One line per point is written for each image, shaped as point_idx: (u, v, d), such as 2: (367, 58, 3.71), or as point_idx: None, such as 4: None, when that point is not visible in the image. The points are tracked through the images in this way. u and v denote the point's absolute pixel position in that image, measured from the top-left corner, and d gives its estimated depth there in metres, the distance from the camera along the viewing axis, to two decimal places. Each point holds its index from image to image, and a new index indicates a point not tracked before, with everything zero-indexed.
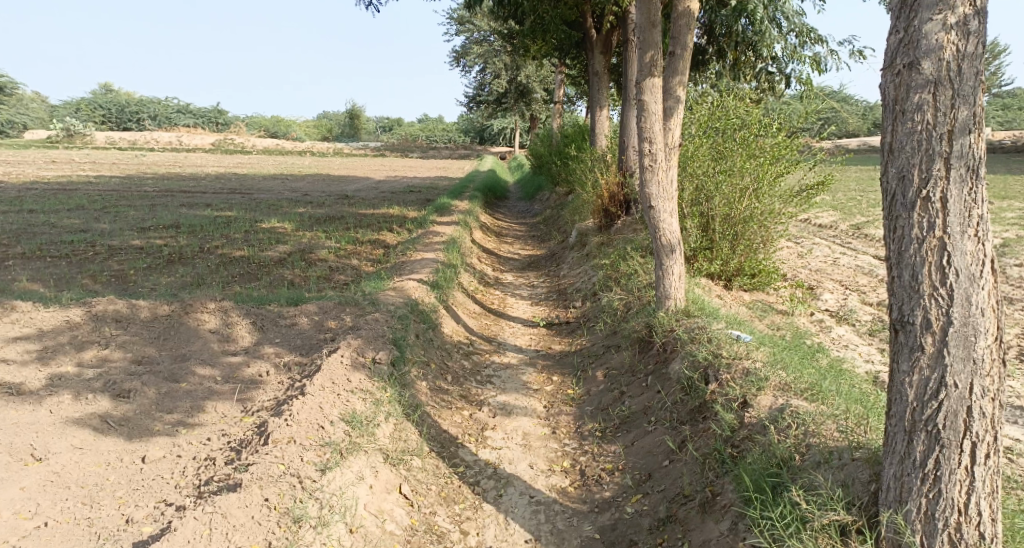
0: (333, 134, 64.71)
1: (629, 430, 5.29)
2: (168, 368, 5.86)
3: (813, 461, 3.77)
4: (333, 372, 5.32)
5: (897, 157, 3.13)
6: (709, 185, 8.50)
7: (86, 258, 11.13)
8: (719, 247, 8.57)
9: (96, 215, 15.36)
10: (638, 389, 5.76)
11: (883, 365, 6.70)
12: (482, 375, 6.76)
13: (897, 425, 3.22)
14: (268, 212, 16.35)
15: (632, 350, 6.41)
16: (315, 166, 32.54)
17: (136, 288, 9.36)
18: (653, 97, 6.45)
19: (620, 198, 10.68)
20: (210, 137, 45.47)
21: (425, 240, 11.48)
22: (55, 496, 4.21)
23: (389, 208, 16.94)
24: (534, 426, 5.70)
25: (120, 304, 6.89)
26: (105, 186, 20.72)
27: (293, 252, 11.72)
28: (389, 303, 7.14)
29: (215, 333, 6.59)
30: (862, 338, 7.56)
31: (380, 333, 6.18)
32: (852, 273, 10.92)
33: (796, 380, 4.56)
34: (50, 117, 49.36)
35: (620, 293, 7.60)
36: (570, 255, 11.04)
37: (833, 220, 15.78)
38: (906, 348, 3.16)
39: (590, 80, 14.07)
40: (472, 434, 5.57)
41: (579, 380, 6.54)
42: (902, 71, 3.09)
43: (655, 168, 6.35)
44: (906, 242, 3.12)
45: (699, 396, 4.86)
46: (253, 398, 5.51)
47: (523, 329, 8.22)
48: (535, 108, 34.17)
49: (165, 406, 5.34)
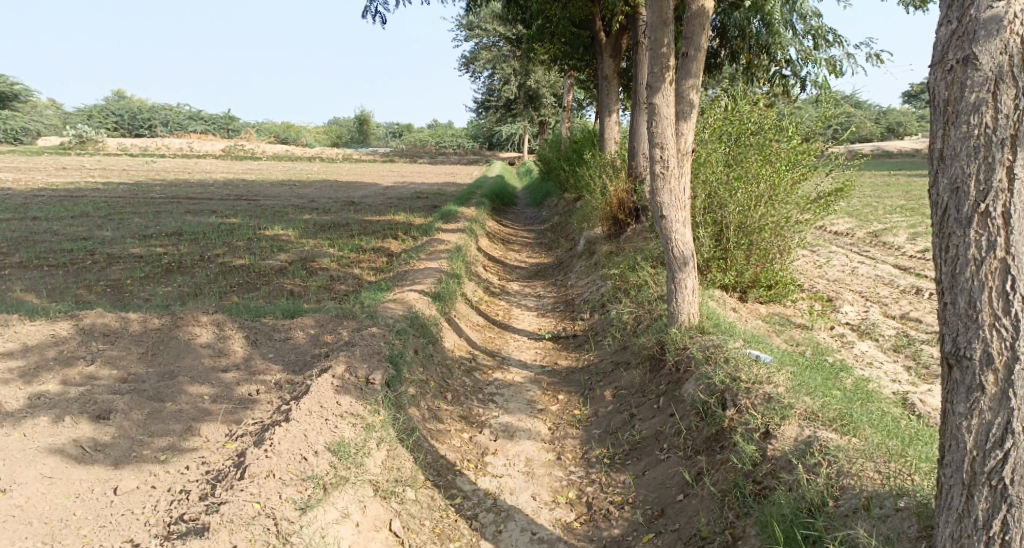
0: (343, 140, 64.69)
1: (640, 458, 4.92)
2: (153, 387, 5.52)
3: (848, 508, 3.41)
4: (322, 395, 4.99)
5: (950, 165, 2.77)
6: (723, 192, 8.10)
7: (85, 267, 10.84)
8: (734, 257, 8.15)
9: (99, 222, 15.15)
10: (649, 411, 5.39)
11: (910, 385, 6.33)
12: (484, 393, 6.41)
13: (953, 476, 2.85)
14: (273, 218, 16.10)
15: (643, 369, 6.05)
16: (323, 172, 32.37)
17: (131, 299, 9.06)
18: (664, 101, 6.03)
19: (630, 205, 10.32)
20: (221, 144, 45.45)
21: (430, 248, 11.14)
22: (15, 534, 3.94)
23: (394, 215, 16.64)
24: (538, 451, 5.35)
25: (110, 318, 6.55)
26: (111, 193, 20.49)
27: (295, 260, 11.40)
28: (387, 317, 6.80)
29: (207, 347, 6.25)
30: (886, 354, 7.20)
31: (376, 350, 5.84)
32: (870, 283, 10.53)
33: (823, 407, 4.19)
34: (62, 123, 49.47)
35: (630, 306, 7.24)
36: (578, 263, 10.68)
37: (850, 227, 15.40)
38: (962, 387, 2.79)
39: (598, 84, 13.70)
40: (471, 460, 5.23)
41: (586, 400, 6.17)
42: (955, 66, 2.73)
43: (667, 176, 5.98)
44: (961, 263, 2.76)
45: (716, 423, 4.48)
46: (241, 420, 5.17)
47: (528, 342, 7.87)
48: (544, 114, 33.92)
49: (146, 428, 5.01)
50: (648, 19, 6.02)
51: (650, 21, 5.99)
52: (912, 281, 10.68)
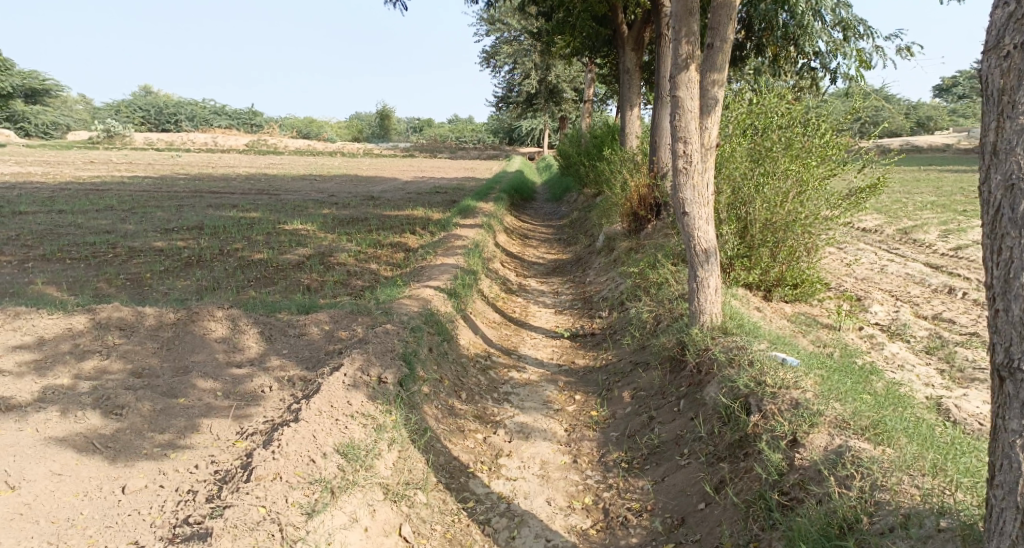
0: (364, 135, 64.84)
1: (660, 464, 4.74)
2: (165, 382, 5.42)
3: (884, 525, 3.21)
4: (332, 394, 4.88)
5: (1005, 160, 2.56)
6: (748, 188, 7.87)
7: (106, 261, 10.83)
8: (758, 254, 7.91)
9: (122, 216, 15.21)
10: (669, 415, 5.22)
11: (944, 390, 6.12)
12: (499, 393, 6.25)
13: (1006, 499, 2.65)
14: (293, 213, 16.07)
15: (662, 370, 5.87)
16: (344, 167, 32.33)
17: (149, 293, 9.00)
18: (689, 93, 5.86)
19: (650, 201, 10.11)
20: (245, 138, 45.82)
21: (447, 244, 11.00)
22: (20, 533, 3.86)
23: (414, 210, 16.55)
24: (554, 453, 5.18)
25: (125, 311, 6.45)
26: (135, 187, 20.62)
27: (313, 255, 11.33)
28: (402, 313, 6.66)
29: (221, 342, 6.13)
30: (918, 357, 6.98)
31: (389, 348, 5.71)
32: (900, 282, 10.27)
33: (855, 414, 3.97)
34: (90, 118, 50.04)
35: (650, 305, 7.05)
36: (597, 260, 10.49)
37: (878, 224, 15.05)
38: (1016, 402, 2.59)
39: (620, 78, 13.46)
40: (485, 462, 5.07)
41: (604, 401, 5.99)
42: (1013, 52, 2.52)
43: (690, 170, 5.76)
44: (1016, 267, 2.55)
45: (740, 429, 4.30)
46: (251, 418, 5.05)
47: (546, 340, 7.70)
48: (566, 109, 33.76)
49: (157, 424, 4.90)
50: (672, 8, 5.80)
51: (675, 11, 5.79)
52: (943, 280, 10.38)
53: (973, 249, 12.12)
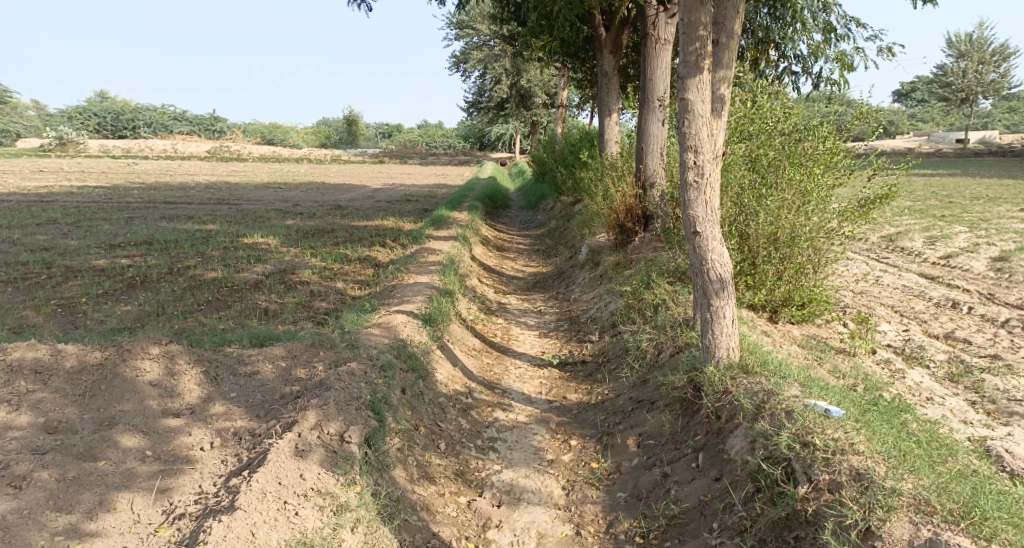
0: (332, 140, 63.44)
1: (683, 541, 4.03)
2: (82, 441, 4.49)
3: None
4: (282, 466, 4.04)
5: None
6: (751, 199, 7.11)
7: (38, 284, 9.72)
8: (763, 272, 7.14)
9: (65, 230, 14.02)
10: (685, 472, 4.45)
11: (985, 429, 5.43)
12: (483, 439, 5.41)
13: None
14: (254, 224, 15.01)
15: (672, 413, 5.07)
16: (308, 174, 31.13)
17: (84, 322, 7.96)
18: (699, 96, 4.96)
19: (638, 212, 9.38)
20: (205, 145, 44.46)
21: (421, 259, 10.09)
22: None
23: (383, 220, 15.61)
24: (552, 522, 4.41)
25: (41, 351, 5.40)
26: (84, 197, 19.38)
27: (273, 272, 10.36)
28: (370, 346, 5.78)
29: (156, 386, 5.14)
30: (943, 387, 6.30)
31: (355, 395, 4.82)
32: (900, 295, 9.63)
33: (938, 492, 3.42)
34: (42, 123, 48.06)
35: (649, 331, 6.25)
36: (581, 274, 9.71)
37: (862, 230, 14.51)
38: None
39: (598, 81, 12.68)
40: (471, 537, 4.31)
41: (604, 448, 5.19)
42: None
43: (702, 184, 5.00)
44: None
45: (786, 504, 3.68)
46: (182, 490, 4.16)
47: (531, 369, 6.88)
48: (537, 113, 32.87)
49: (64, 501, 3.99)
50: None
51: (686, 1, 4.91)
52: (943, 292, 9.79)
53: (964, 258, 11.59)
